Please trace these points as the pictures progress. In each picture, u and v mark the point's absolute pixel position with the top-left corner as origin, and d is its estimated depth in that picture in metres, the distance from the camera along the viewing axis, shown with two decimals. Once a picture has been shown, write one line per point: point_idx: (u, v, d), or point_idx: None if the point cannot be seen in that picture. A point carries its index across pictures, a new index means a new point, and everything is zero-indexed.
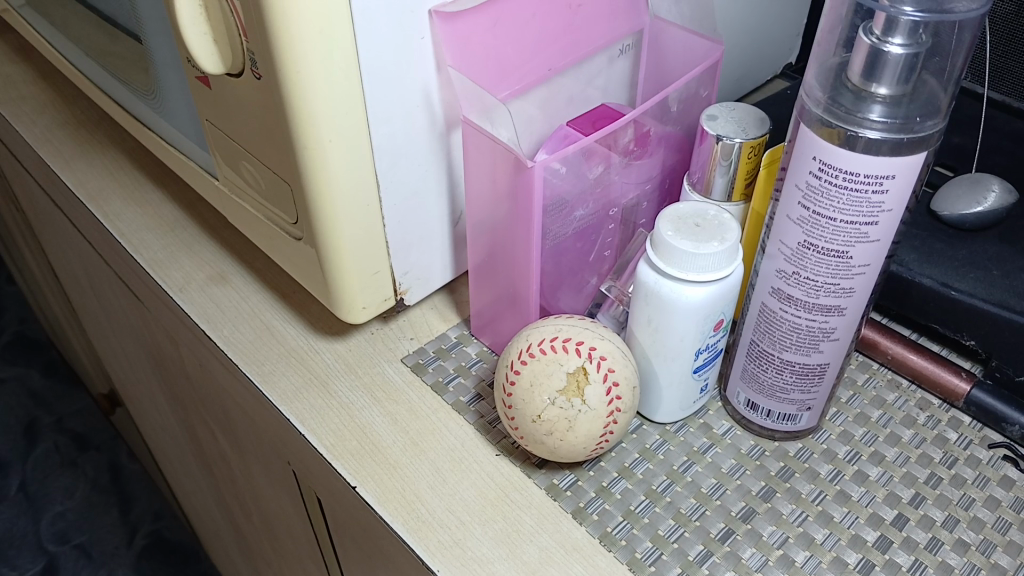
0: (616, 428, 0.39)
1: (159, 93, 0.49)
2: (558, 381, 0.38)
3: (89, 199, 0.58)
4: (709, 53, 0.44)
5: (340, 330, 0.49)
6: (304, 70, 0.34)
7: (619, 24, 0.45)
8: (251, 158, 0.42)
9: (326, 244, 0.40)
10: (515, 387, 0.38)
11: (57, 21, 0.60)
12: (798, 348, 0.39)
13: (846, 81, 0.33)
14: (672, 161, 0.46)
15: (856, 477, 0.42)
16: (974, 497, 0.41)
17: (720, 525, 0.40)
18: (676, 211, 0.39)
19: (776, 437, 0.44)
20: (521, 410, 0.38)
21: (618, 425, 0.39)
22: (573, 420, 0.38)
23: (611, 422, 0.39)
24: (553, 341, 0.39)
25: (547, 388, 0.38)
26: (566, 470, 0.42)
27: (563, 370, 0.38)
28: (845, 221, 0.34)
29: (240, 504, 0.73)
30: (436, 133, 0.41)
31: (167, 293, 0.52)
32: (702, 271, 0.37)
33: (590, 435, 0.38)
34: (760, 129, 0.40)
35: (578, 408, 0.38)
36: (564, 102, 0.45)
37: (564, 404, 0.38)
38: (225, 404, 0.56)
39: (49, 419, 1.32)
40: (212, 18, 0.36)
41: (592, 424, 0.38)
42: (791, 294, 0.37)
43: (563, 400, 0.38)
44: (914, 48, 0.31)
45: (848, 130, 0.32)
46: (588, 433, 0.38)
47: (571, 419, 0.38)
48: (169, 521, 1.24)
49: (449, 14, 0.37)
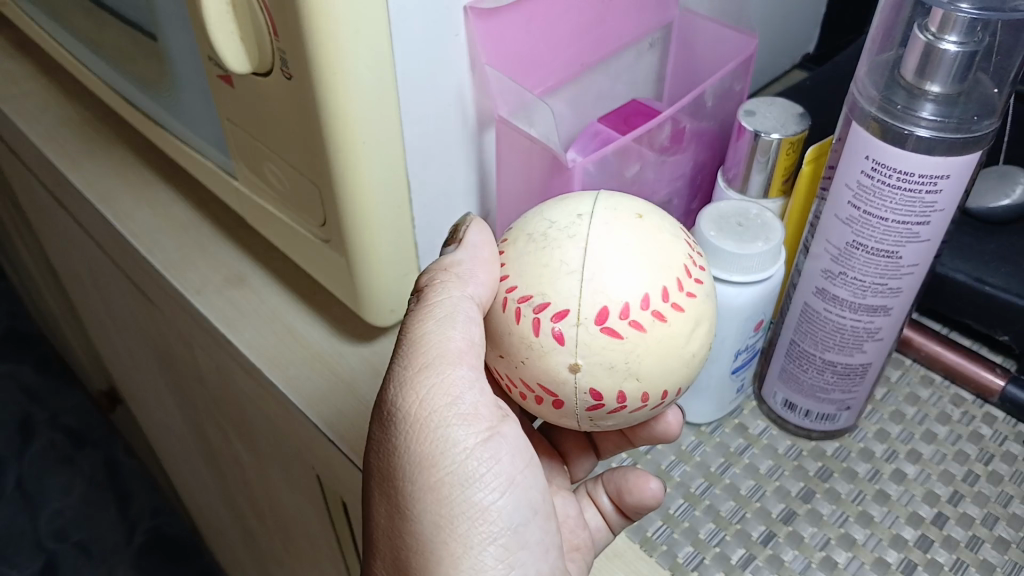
0: (684, 262, 0.32)
1: (172, 91, 0.47)
2: (545, 230, 0.32)
3: (97, 198, 0.57)
4: (743, 47, 0.43)
5: (364, 332, 0.48)
6: (338, 72, 0.32)
7: (650, 19, 0.44)
8: (276, 160, 0.41)
9: (356, 248, 0.39)
10: (504, 316, 0.32)
11: (59, 16, 0.58)
12: (841, 348, 0.40)
13: (900, 78, 0.33)
14: (705, 157, 0.47)
15: (894, 476, 0.42)
16: (1012, 494, 0.41)
17: (761, 528, 0.40)
18: (717, 210, 0.39)
19: (813, 437, 0.44)
20: (512, 344, 0.31)
21: (674, 257, 0.32)
22: (594, 250, 0.31)
23: (653, 243, 0.32)
24: (530, 219, 0.33)
25: (543, 244, 0.31)
26: (656, 520, 0.40)
27: (548, 221, 0.32)
28: (897, 222, 0.34)
29: (249, 502, 0.73)
30: (468, 132, 0.40)
31: (183, 295, 0.50)
32: (745, 271, 0.37)
33: (633, 256, 0.30)
34: (800, 125, 0.40)
35: (589, 227, 0.31)
36: (594, 98, 0.45)
37: (567, 233, 0.31)
38: (243, 406, 0.55)
39: (43, 416, 1.30)
40: (240, 16, 0.34)
41: (627, 239, 0.31)
42: (836, 294, 0.38)
43: (561, 235, 0.31)
44: (970, 46, 0.31)
45: (900, 128, 0.32)
46: (631, 250, 0.31)
47: (595, 252, 0.30)
48: (168, 517, 1.23)
49: (484, 11, 0.37)
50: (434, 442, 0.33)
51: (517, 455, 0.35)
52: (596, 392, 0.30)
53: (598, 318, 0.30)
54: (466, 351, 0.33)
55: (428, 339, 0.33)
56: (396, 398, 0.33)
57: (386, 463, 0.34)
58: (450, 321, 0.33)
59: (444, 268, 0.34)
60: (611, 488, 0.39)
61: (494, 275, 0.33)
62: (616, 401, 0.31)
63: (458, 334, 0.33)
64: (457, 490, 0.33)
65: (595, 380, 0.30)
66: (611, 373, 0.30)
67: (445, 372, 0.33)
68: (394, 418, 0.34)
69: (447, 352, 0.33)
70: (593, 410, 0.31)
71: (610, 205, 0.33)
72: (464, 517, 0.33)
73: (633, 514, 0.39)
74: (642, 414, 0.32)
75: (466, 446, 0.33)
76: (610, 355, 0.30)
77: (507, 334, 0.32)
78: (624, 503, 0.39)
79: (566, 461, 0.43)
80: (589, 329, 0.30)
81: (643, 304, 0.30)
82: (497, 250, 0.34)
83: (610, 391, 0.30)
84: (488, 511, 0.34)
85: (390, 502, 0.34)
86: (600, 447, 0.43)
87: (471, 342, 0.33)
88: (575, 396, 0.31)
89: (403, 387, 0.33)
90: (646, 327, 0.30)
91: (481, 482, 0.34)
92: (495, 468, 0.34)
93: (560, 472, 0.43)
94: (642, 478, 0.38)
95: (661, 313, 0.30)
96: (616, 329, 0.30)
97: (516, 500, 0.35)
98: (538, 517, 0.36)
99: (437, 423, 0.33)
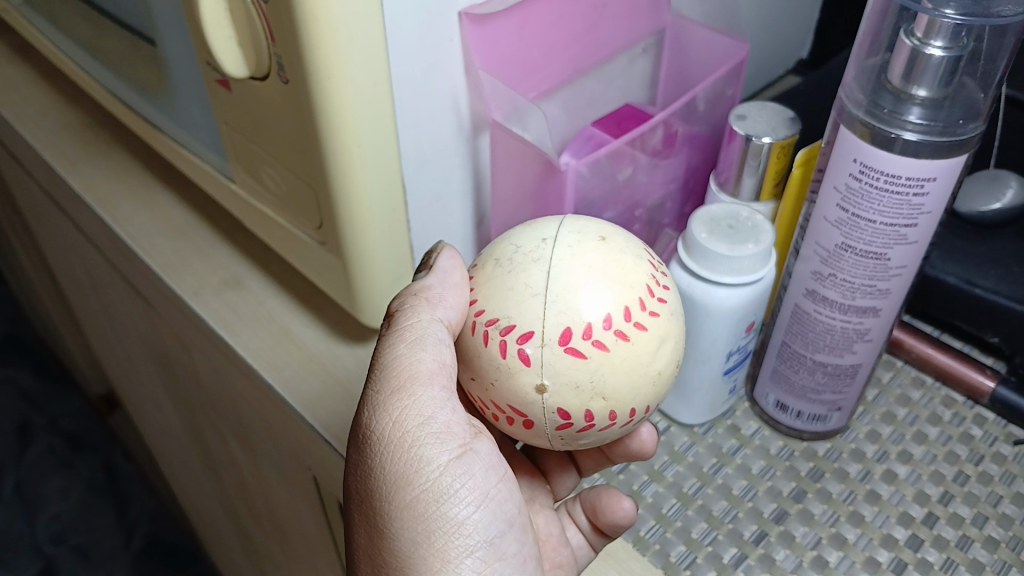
0: (649, 281, 0.33)
1: (170, 95, 0.48)
2: (511, 254, 0.33)
3: (96, 202, 0.57)
4: (734, 51, 0.44)
5: (360, 335, 0.48)
6: (334, 76, 0.33)
7: (644, 24, 0.45)
8: (273, 164, 0.41)
9: (351, 250, 0.39)
10: (474, 339, 0.33)
11: (58, 21, 0.58)
12: (832, 350, 0.40)
13: (887, 83, 0.34)
14: (697, 161, 0.48)
15: (884, 476, 0.42)
16: (1001, 494, 0.41)
17: (753, 527, 0.40)
18: (709, 213, 0.40)
19: (805, 437, 0.44)
20: (482, 366, 0.32)
21: (638, 277, 0.32)
22: (558, 272, 0.31)
23: (617, 264, 0.32)
24: (498, 244, 0.34)
25: (510, 267, 0.32)
26: (647, 519, 0.41)
27: (514, 246, 0.33)
28: (885, 224, 0.35)
29: (247, 505, 0.73)
30: (463, 136, 0.41)
31: (180, 298, 0.51)
32: (736, 273, 0.38)
33: (597, 277, 0.31)
34: (790, 129, 0.41)
35: (553, 250, 0.32)
36: (588, 103, 0.45)
37: (532, 256, 0.32)
38: (240, 410, 0.55)
39: (42, 420, 1.30)
40: (237, 20, 0.35)
41: (590, 261, 0.32)
42: (826, 295, 0.39)
43: (526, 258, 0.32)
44: (955, 51, 0.32)
45: (887, 132, 0.33)
46: (595, 271, 0.31)
47: (559, 276, 0.31)
48: (166, 521, 1.23)
49: (479, 16, 0.37)
50: (409, 461, 0.34)
51: (492, 470, 0.35)
52: (563, 412, 0.31)
53: (562, 339, 0.30)
54: (437, 371, 0.33)
55: (401, 360, 0.34)
56: (371, 420, 0.34)
57: (363, 485, 0.35)
58: (420, 342, 0.33)
59: (415, 292, 0.35)
60: (589, 507, 0.40)
61: (463, 298, 0.33)
62: (585, 420, 0.31)
63: (428, 354, 0.33)
64: (433, 506, 0.34)
65: (562, 400, 0.31)
66: (578, 394, 0.31)
67: (416, 392, 0.33)
68: (370, 441, 0.34)
69: (419, 372, 0.33)
70: (562, 429, 0.32)
71: (575, 228, 0.33)
72: (441, 534, 0.34)
73: (611, 533, 0.39)
74: (615, 432, 0.33)
75: (440, 464, 0.34)
76: (576, 375, 0.30)
77: (476, 356, 0.32)
78: (601, 521, 0.39)
79: (547, 479, 0.43)
80: (553, 349, 0.30)
81: (606, 324, 0.31)
82: (468, 274, 0.35)
83: (578, 411, 0.31)
84: (465, 525, 0.34)
85: (370, 522, 0.35)
86: (580, 464, 0.43)
87: (442, 362, 0.33)
88: (544, 416, 0.31)
89: (377, 409, 0.34)
90: (610, 347, 0.31)
91: (456, 497, 0.34)
92: (470, 482, 0.34)
93: (542, 491, 0.43)
94: (615, 497, 0.38)
95: (624, 332, 0.31)
96: (580, 349, 0.30)
97: (492, 513, 0.35)
98: (515, 530, 0.36)
99: (411, 443, 0.34)
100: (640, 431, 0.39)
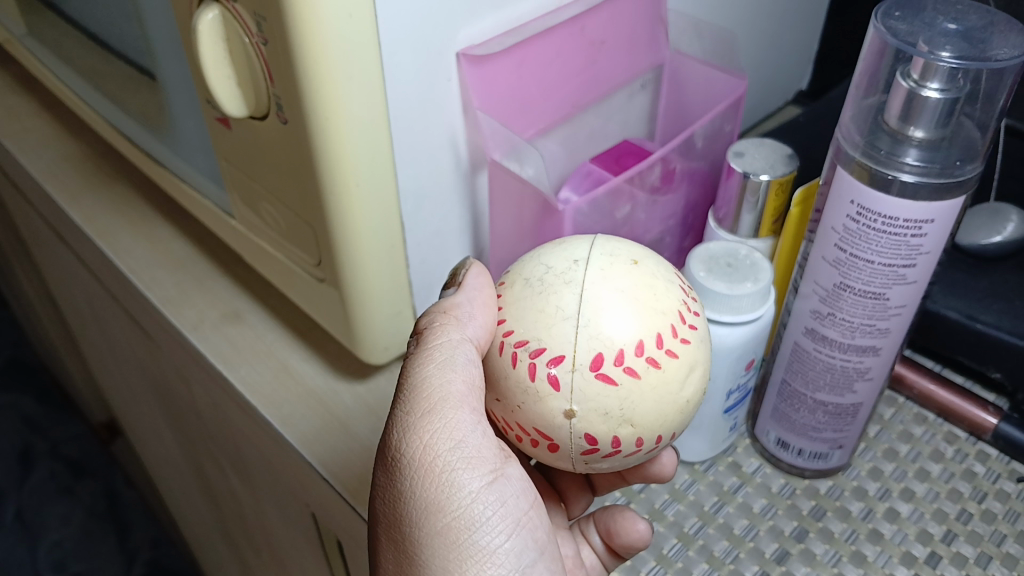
0: (681, 308, 0.32)
1: (171, 130, 0.48)
2: (541, 275, 0.33)
3: (97, 234, 0.57)
4: (733, 87, 0.44)
5: (358, 370, 0.48)
6: (331, 118, 0.33)
7: (642, 61, 0.45)
8: (272, 200, 0.41)
9: (350, 287, 0.39)
10: (502, 360, 0.32)
11: (62, 54, 0.59)
12: (832, 389, 0.40)
13: (883, 123, 0.35)
14: (696, 197, 0.48)
15: (887, 515, 0.42)
16: (1005, 533, 0.41)
17: (754, 568, 0.40)
18: (707, 252, 0.40)
19: (806, 475, 0.44)
20: (508, 388, 0.32)
21: (669, 303, 0.32)
22: (589, 296, 0.31)
23: (649, 289, 0.32)
24: (525, 263, 0.34)
25: (540, 289, 0.32)
26: (648, 559, 0.41)
27: (545, 266, 0.33)
28: (884, 266, 0.35)
29: (245, 535, 0.72)
30: (461, 173, 0.41)
31: (179, 332, 0.51)
32: (736, 312, 0.38)
33: (627, 301, 0.31)
34: (788, 166, 0.41)
35: (584, 273, 0.32)
36: (587, 138, 0.45)
37: (562, 279, 0.32)
38: (239, 442, 0.55)
39: (44, 445, 1.29)
40: (236, 62, 0.35)
41: (622, 285, 0.32)
42: (826, 335, 0.39)
43: (557, 280, 0.32)
44: (951, 93, 0.33)
45: (884, 174, 0.33)
46: (626, 295, 0.31)
47: (589, 300, 0.31)
48: (167, 548, 1.22)
49: (477, 56, 0.37)
50: (439, 487, 0.34)
51: (521, 496, 0.35)
52: (591, 437, 0.31)
53: (593, 365, 0.30)
54: (466, 393, 0.33)
55: (430, 382, 0.33)
56: (400, 443, 0.34)
57: (392, 508, 0.34)
58: (450, 363, 0.33)
59: (443, 309, 0.34)
60: (602, 528, 0.40)
61: (491, 317, 0.33)
62: (611, 446, 0.31)
63: (458, 376, 0.33)
64: (465, 533, 0.34)
65: (591, 426, 0.30)
66: (606, 420, 0.30)
67: (447, 415, 0.33)
68: (400, 464, 0.34)
69: (450, 395, 0.33)
70: (588, 453, 0.31)
71: (606, 251, 0.33)
72: (473, 562, 0.34)
73: (623, 554, 0.39)
74: (637, 456, 0.33)
75: (472, 489, 0.34)
76: (605, 402, 0.30)
77: (503, 378, 0.32)
78: (614, 543, 0.39)
79: (563, 498, 0.43)
80: (584, 375, 0.30)
81: (638, 351, 0.30)
82: (495, 292, 0.34)
83: (606, 436, 0.31)
84: (496, 554, 0.34)
85: (397, 548, 0.35)
86: (596, 485, 0.43)
87: (471, 383, 0.33)
88: (571, 440, 0.31)
89: (407, 432, 0.34)
90: (641, 374, 0.30)
91: (486, 524, 0.34)
92: (500, 508, 0.34)
93: (557, 510, 0.43)
94: (630, 519, 0.39)
95: (655, 360, 0.31)
96: (611, 375, 0.30)
97: (521, 541, 0.35)
98: (544, 558, 0.36)
99: (441, 467, 0.33)
100: (661, 455, 0.39)
